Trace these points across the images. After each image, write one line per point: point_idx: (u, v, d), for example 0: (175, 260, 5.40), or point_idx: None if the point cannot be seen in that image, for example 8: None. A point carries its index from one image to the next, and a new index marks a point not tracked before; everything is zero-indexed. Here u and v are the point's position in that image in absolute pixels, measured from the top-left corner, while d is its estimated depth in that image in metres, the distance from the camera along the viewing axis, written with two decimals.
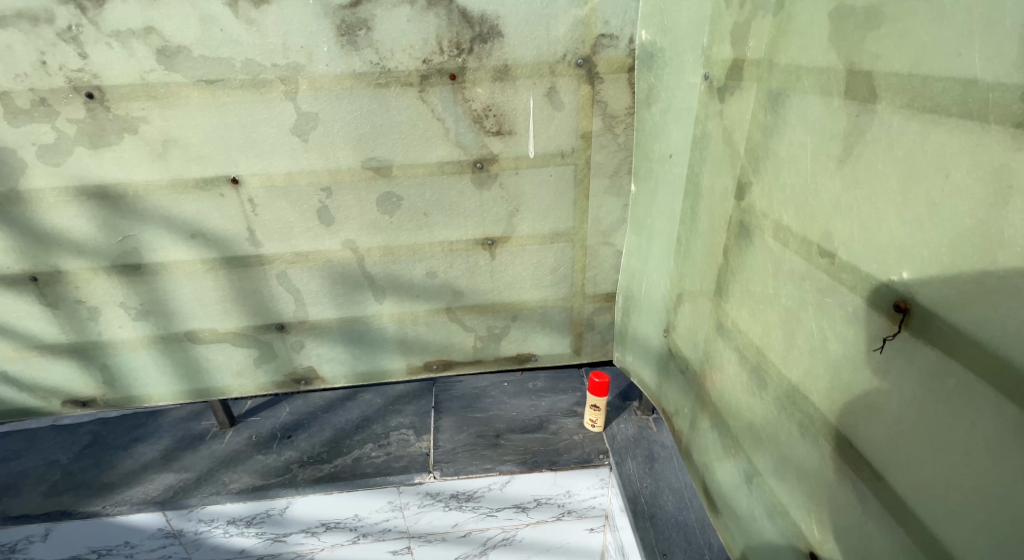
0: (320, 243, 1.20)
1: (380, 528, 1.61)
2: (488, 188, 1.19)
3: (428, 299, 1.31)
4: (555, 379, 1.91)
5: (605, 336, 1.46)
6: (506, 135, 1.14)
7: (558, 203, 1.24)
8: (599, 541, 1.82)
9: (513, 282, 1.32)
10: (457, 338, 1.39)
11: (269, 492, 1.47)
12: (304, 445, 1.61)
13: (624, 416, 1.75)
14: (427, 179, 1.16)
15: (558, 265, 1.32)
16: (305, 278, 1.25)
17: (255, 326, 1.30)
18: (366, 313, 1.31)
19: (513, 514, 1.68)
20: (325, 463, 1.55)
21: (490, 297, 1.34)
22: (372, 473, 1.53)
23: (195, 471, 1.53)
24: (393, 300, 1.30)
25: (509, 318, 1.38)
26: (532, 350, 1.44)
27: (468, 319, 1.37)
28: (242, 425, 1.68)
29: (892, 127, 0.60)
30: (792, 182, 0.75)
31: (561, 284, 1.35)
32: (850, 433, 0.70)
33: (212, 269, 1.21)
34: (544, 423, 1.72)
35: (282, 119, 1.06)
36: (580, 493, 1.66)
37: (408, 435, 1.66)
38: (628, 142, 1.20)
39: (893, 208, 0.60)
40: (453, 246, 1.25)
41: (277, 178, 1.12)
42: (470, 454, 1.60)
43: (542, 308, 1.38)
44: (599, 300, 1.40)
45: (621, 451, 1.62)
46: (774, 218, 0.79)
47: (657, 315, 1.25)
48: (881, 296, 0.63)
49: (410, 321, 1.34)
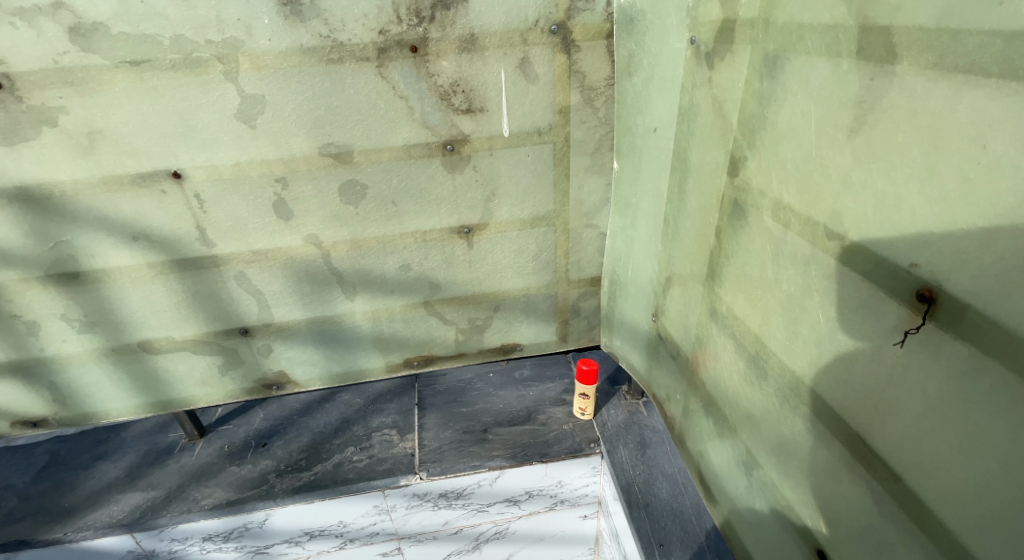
0: (280, 240, 1.10)
1: (367, 531, 1.54)
2: (460, 171, 1.10)
3: (403, 294, 1.24)
4: (542, 366, 1.84)
5: (592, 321, 1.40)
6: (477, 113, 1.04)
7: (537, 184, 1.15)
8: (592, 526, 1.80)
9: (493, 271, 1.25)
10: (437, 332, 1.32)
11: (246, 506, 1.37)
12: (281, 454, 1.50)
13: (614, 401, 1.69)
14: (393, 164, 1.06)
15: (539, 251, 1.24)
16: (266, 277, 1.15)
17: (216, 332, 1.22)
18: (337, 312, 1.23)
19: (504, 507, 1.63)
20: (304, 471, 1.46)
21: (469, 288, 1.26)
22: (354, 478, 1.44)
23: (164, 487, 1.42)
24: (365, 298, 1.22)
25: (491, 309, 1.31)
26: (516, 341, 1.37)
27: (447, 312, 1.29)
28: (213, 434, 1.56)
29: (916, 91, 0.51)
30: (793, 157, 0.65)
31: (543, 271, 1.27)
32: (862, 432, 0.63)
33: (162, 274, 1.11)
34: (533, 414, 1.65)
35: (223, 104, 0.95)
36: (572, 482, 1.61)
37: (391, 435, 1.57)
38: (609, 116, 1.11)
39: (915, 185, 0.52)
40: (426, 236, 1.16)
41: (225, 170, 1.00)
42: (457, 452, 1.52)
43: (525, 296, 1.30)
44: (584, 285, 1.33)
45: (612, 439, 1.56)
46: (772, 197, 0.70)
47: (645, 299, 1.18)
48: (899, 282, 0.54)
49: (385, 317, 1.26)
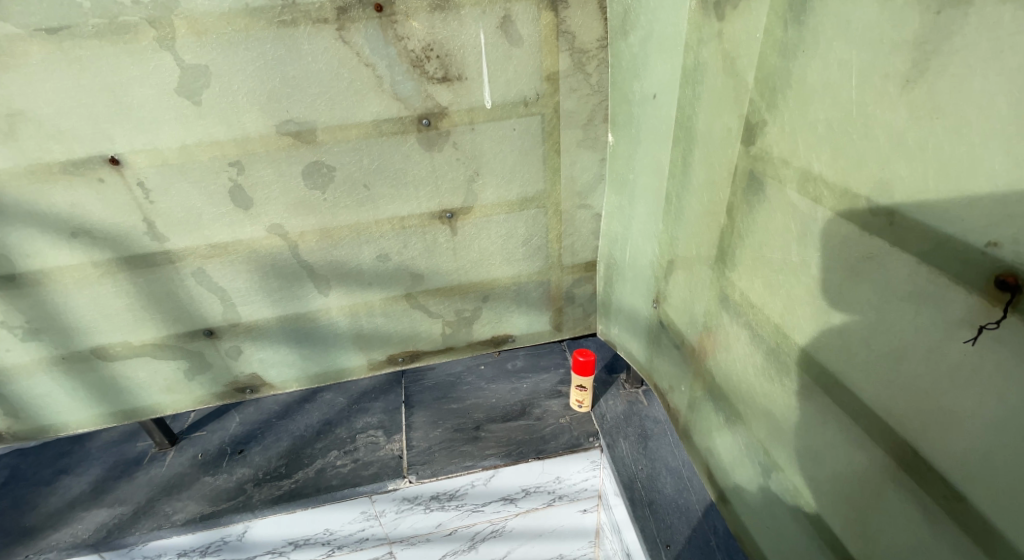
0: (240, 231, 0.99)
1: (356, 538, 1.46)
2: (439, 148, 0.99)
3: (382, 287, 1.15)
4: (535, 356, 1.73)
5: (587, 309, 1.33)
6: (455, 81, 0.93)
7: (524, 162, 1.04)
8: (593, 520, 1.73)
9: (479, 259, 1.16)
10: (422, 326, 1.24)
11: (222, 519, 1.27)
12: (258, 461, 1.39)
13: (612, 391, 1.59)
14: (362, 143, 0.94)
15: (530, 235, 1.15)
16: (228, 274, 1.05)
17: (178, 334, 1.12)
18: (311, 307, 1.15)
19: (500, 506, 1.55)
20: (284, 478, 1.35)
21: (454, 278, 1.18)
22: (338, 485, 1.34)
23: (132, 503, 1.32)
24: (340, 292, 1.14)
25: (479, 299, 1.23)
26: (508, 332, 1.30)
27: (432, 305, 1.21)
28: (185, 443, 1.45)
29: (1000, 24, 0.40)
30: (827, 117, 0.55)
31: (535, 257, 1.19)
32: (914, 441, 0.54)
33: (110, 273, 1.00)
34: (528, 408, 1.55)
35: (161, 77, 0.83)
36: (571, 478, 1.53)
37: (377, 437, 1.46)
38: (602, 82, 1.00)
39: (996, 144, 0.41)
40: (405, 222, 1.06)
41: (170, 154, 0.89)
42: (448, 453, 1.41)
43: (515, 284, 1.22)
44: (578, 270, 1.25)
45: (612, 432, 1.47)
46: (799, 166, 0.60)
47: (646, 284, 1.10)
48: (969, 265, 0.45)
49: (365, 313, 1.19)
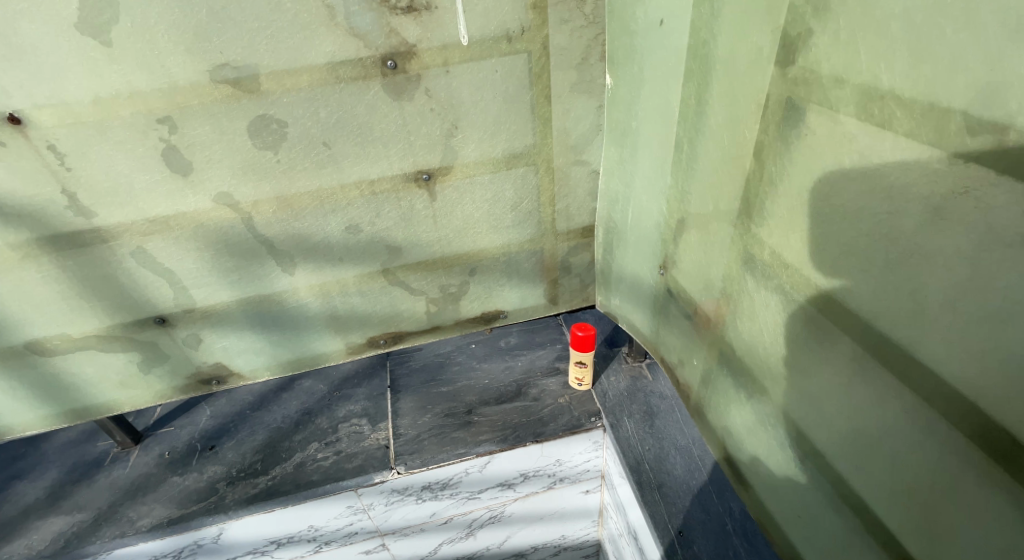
0: (181, 202, 0.86)
1: (344, 532, 1.36)
2: (409, 97, 0.84)
3: (355, 263, 1.02)
4: (530, 332, 1.61)
5: (585, 279, 1.21)
6: (423, 13, 0.78)
7: (510, 112, 0.90)
8: (596, 500, 1.65)
9: (463, 227, 1.03)
10: (403, 305, 1.12)
11: (192, 523, 1.16)
12: (231, 457, 1.27)
13: (613, 367, 1.46)
14: (317, 92, 0.80)
15: (519, 198, 1.02)
16: (174, 253, 0.92)
17: (125, 324, 0.99)
18: (276, 288, 1.02)
19: (498, 492, 1.45)
20: (259, 476, 1.23)
21: (436, 250, 1.05)
22: (320, 480, 1.22)
23: (93, 508, 1.21)
24: (307, 270, 1.01)
25: (466, 273, 1.11)
26: (499, 307, 1.18)
27: (413, 280, 1.09)
28: (151, 440, 1.33)
29: None
30: (908, 10, 0.42)
31: (526, 223, 1.06)
32: (1014, 427, 0.43)
33: (33, 256, 0.87)
34: (524, 388, 1.42)
35: (56, 10, 0.68)
36: (572, 459, 1.44)
37: (361, 426, 1.34)
38: (597, 12, 0.86)
39: None
40: (375, 187, 0.92)
41: (84, 111, 0.75)
42: (439, 441, 1.29)
43: (505, 255, 1.10)
44: (575, 236, 1.12)
45: (615, 411, 1.35)
46: (860, 82, 0.47)
47: (652, 248, 0.97)
48: None
49: (338, 292, 1.06)
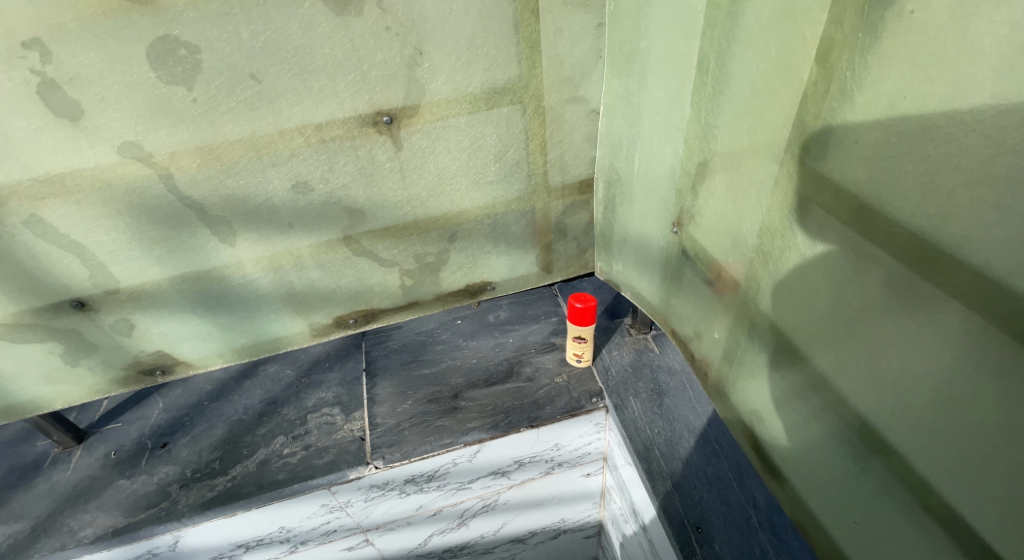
0: (77, 155, 0.69)
1: (321, 531, 1.22)
2: (358, 12, 0.66)
3: (310, 230, 0.85)
4: (521, 304, 1.45)
5: (583, 242, 1.04)
6: None
7: (487, 32, 0.73)
8: (598, 482, 1.52)
9: (438, 183, 0.86)
10: (373, 279, 0.96)
11: (141, 532, 1.02)
12: (186, 456, 1.12)
13: (615, 340, 1.31)
14: (236, 5, 0.62)
15: (504, 146, 0.85)
16: (81, 221, 0.75)
17: (35, 310, 0.83)
18: (216, 262, 0.86)
19: (491, 480, 1.32)
20: (218, 476, 1.08)
21: (407, 212, 0.88)
22: (287, 479, 1.07)
23: (29, 518, 1.06)
24: (253, 239, 0.84)
25: (445, 239, 0.94)
26: (485, 278, 1.03)
27: (382, 250, 0.93)
28: (95, 438, 1.18)
29: None
30: None
31: (513, 177, 0.89)
32: None
33: None
34: (516, 367, 1.27)
35: None
36: (571, 443, 1.30)
37: (333, 415, 1.18)
38: None
39: None
40: (324, 133, 0.75)
41: None
42: (421, 430, 1.15)
43: (490, 216, 0.93)
44: (571, 192, 0.96)
45: (619, 390, 1.20)
46: None
47: (665, 201, 0.81)
48: None
49: (293, 266, 0.90)
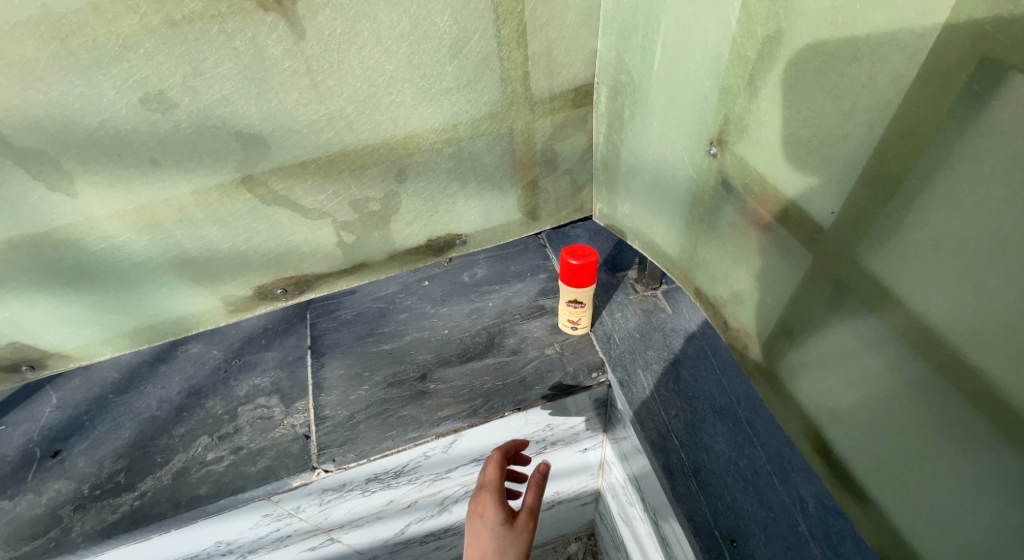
0: None
1: (271, 539, 1.01)
2: None
3: (190, 170, 0.59)
4: (502, 258, 1.20)
5: (578, 176, 0.79)
6: None
7: None
8: (597, 455, 1.33)
9: (371, 95, 0.59)
10: (297, 237, 0.70)
11: None
12: (83, 468, 0.89)
13: (617, 298, 1.07)
14: None
15: (461, 32, 0.58)
16: None
17: None
18: (55, 222, 0.59)
19: (473, 467, 1.11)
20: (124, 493, 0.86)
21: (331, 139, 0.62)
22: (211, 494, 0.85)
23: None
24: (104, 187, 0.58)
25: (393, 178, 0.68)
26: (452, 229, 0.77)
27: (306, 194, 0.66)
28: None
29: None
30: None
31: (478, 82, 0.63)
32: None
33: None
34: (497, 337, 1.04)
35: None
36: (567, 421, 1.08)
37: (270, 408, 0.95)
38: None
39: None
40: (171, 7, 0.48)
41: None
42: (381, 423, 0.92)
43: (451, 143, 0.67)
44: (562, 106, 0.70)
45: (625, 361, 0.98)
46: None
47: (699, 107, 0.55)
48: None
49: (178, 222, 0.63)
